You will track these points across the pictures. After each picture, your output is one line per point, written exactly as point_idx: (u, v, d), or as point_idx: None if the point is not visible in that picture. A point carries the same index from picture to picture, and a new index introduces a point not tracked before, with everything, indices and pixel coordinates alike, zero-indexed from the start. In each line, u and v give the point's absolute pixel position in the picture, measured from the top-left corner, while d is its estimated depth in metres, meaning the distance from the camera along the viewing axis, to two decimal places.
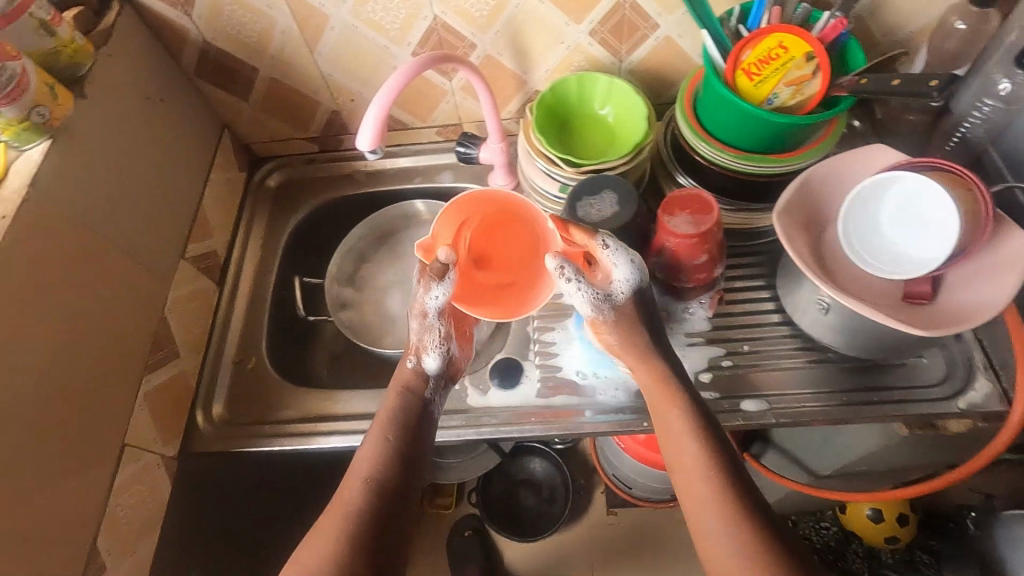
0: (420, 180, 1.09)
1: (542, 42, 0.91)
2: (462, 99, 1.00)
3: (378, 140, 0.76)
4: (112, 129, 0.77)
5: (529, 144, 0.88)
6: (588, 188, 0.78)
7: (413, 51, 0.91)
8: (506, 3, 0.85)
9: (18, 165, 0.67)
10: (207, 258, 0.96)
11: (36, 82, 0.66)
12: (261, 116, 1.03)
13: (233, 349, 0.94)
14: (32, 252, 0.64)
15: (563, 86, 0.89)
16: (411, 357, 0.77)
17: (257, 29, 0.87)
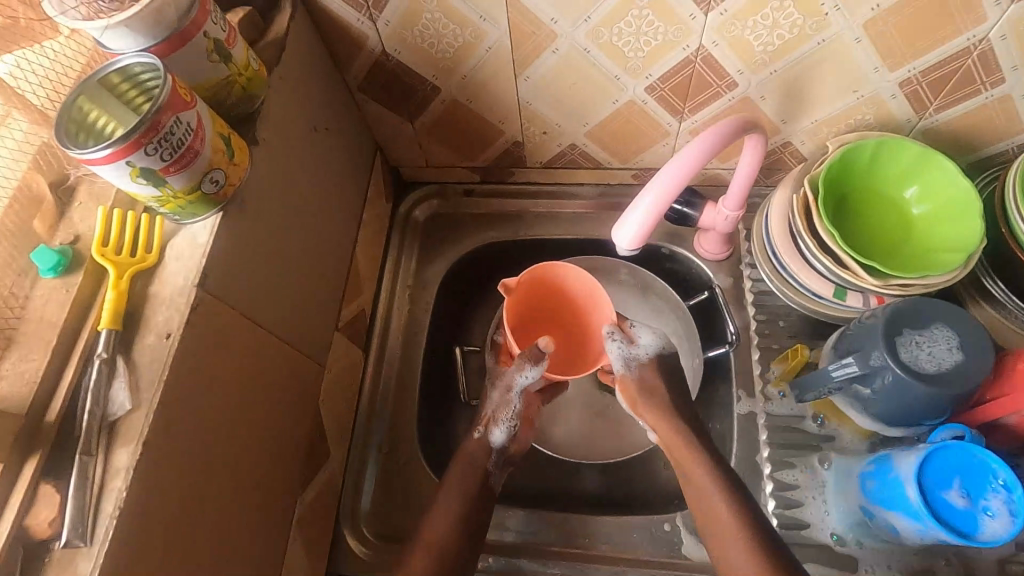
0: (602, 231, 0.89)
1: (827, 89, 0.67)
2: (685, 143, 0.78)
3: (642, 238, 0.55)
4: (280, 179, 0.58)
5: (806, 232, 0.66)
6: (911, 319, 0.58)
7: (649, 85, 0.69)
8: (807, 39, 0.61)
9: (177, 247, 0.48)
10: (356, 320, 0.78)
11: (212, 136, 0.47)
12: (423, 140, 0.82)
13: (381, 435, 0.77)
14: (199, 377, 0.47)
15: (853, 153, 0.66)
16: (480, 427, 0.74)
17: (456, 44, 0.66)
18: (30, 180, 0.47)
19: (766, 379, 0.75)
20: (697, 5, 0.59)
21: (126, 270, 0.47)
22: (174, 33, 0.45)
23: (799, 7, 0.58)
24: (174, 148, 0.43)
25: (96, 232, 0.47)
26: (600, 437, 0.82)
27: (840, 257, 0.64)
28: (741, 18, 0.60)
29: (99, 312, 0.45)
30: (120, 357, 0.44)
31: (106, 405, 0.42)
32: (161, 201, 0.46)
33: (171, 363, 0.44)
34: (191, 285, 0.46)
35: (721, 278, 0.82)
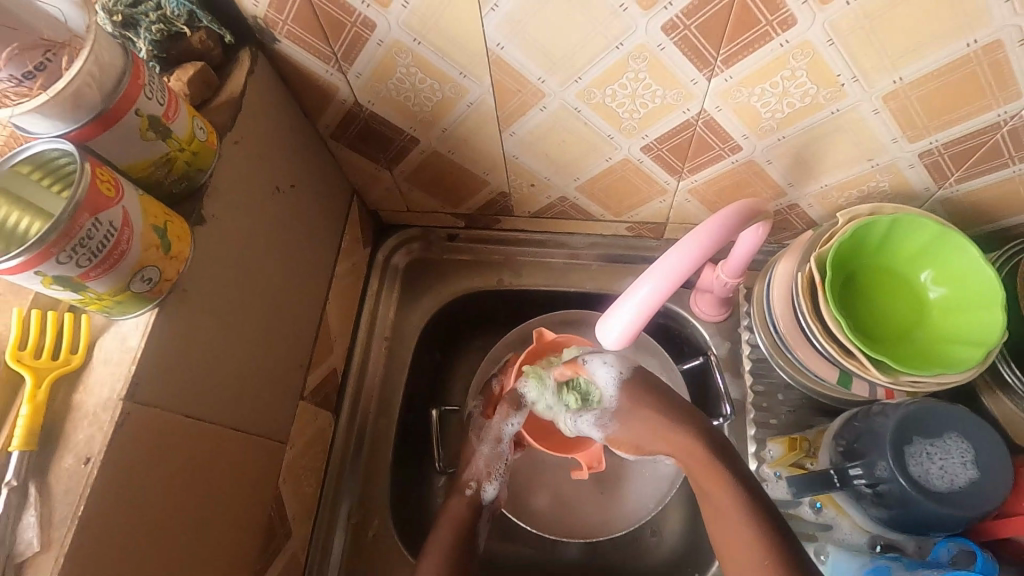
0: (594, 285, 0.83)
1: (840, 156, 0.61)
2: (684, 201, 0.72)
3: (625, 340, 0.54)
4: (234, 252, 0.53)
5: (810, 315, 0.61)
6: (922, 426, 0.53)
7: (645, 145, 0.63)
8: (820, 108, 0.55)
9: (106, 349, 0.43)
10: (326, 382, 0.73)
11: (143, 229, 0.41)
12: (403, 186, 0.77)
13: (350, 505, 0.72)
14: (127, 499, 0.41)
15: (862, 229, 0.61)
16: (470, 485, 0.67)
17: (436, 98, 0.60)
18: None
19: (761, 459, 0.70)
20: (699, 70, 0.53)
21: (47, 376, 0.42)
22: (95, 116, 0.39)
23: (813, 76, 0.52)
24: (94, 253, 0.38)
25: (11, 335, 0.41)
26: (583, 507, 0.77)
27: (846, 345, 0.59)
28: (747, 85, 0.54)
29: (12, 429, 0.40)
30: (33, 482, 0.39)
31: (13, 544, 0.37)
32: (85, 301, 0.41)
33: (89, 495, 0.39)
34: (118, 398, 0.41)
35: (716, 344, 0.76)
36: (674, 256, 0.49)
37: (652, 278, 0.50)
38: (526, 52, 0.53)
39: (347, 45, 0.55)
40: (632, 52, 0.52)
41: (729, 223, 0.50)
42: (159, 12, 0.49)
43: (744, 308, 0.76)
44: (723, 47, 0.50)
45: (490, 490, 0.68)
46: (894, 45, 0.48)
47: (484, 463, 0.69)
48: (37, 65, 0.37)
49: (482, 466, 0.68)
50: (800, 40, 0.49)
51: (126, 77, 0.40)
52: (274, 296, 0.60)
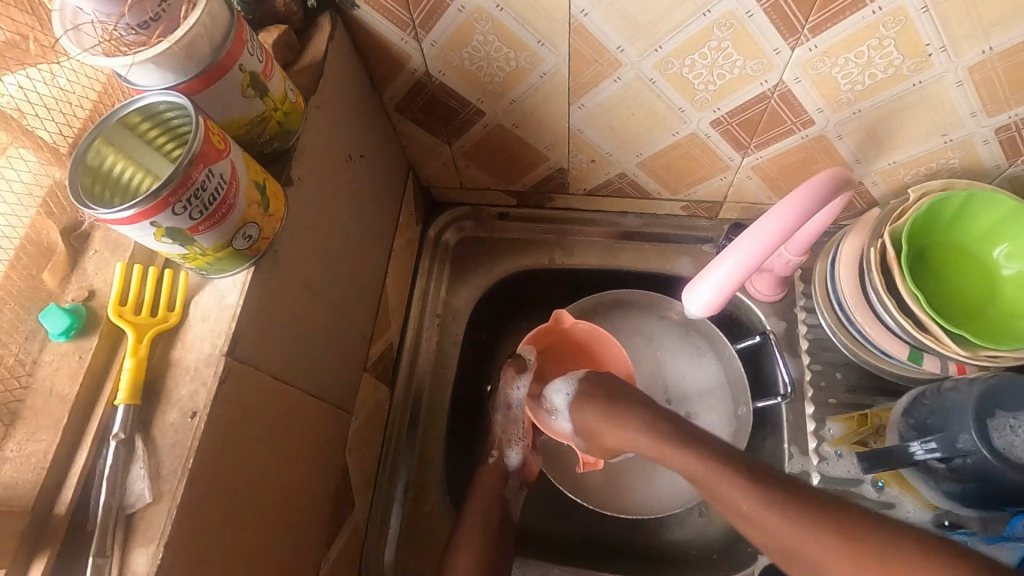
0: (646, 264, 0.83)
1: (914, 131, 0.61)
2: (745, 178, 0.72)
3: (715, 305, 0.59)
4: (313, 217, 0.52)
5: (883, 289, 0.60)
6: (1001, 400, 0.53)
7: (715, 118, 0.63)
8: (902, 79, 0.55)
9: (203, 306, 0.43)
10: (384, 356, 0.73)
11: (246, 184, 0.41)
12: (460, 161, 0.76)
13: (406, 479, 0.71)
14: (227, 456, 0.42)
15: (937, 204, 0.60)
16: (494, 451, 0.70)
17: (509, 68, 0.60)
18: (38, 227, 0.42)
19: (821, 438, 0.68)
20: (784, 39, 0.52)
21: (147, 332, 0.41)
22: (205, 68, 0.39)
23: (901, 46, 0.52)
24: (205, 205, 0.38)
25: (113, 290, 0.41)
26: (637, 486, 0.76)
27: (922, 320, 0.58)
28: (831, 55, 0.53)
29: (116, 384, 0.40)
30: (138, 436, 0.39)
31: (124, 495, 0.37)
32: (186, 257, 0.41)
33: (197, 449, 0.39)
34: (219, 353, 0.41)
35: (774, 324, 0.75)
36: (756, 234, 0.52)
37: (738, 252, 0.54)
38: (609, 19, 0.53)
39: (426, 12, 0.55)
40: (719, 19, 0.51)
41: (813, 199, 0.50)
42: None
43: (801, 288, 0.76)
44: (813, 15, 0.50)
45: (513, 456, 0.69)
46: (991, 12, 0.47)
47: (506, 430, 0.71)
48: (154, 15, 0.37)
49: (499, 433, 0.70)
50: (894, 7, 0.48)
51: (233, 31, 0.40)
52: (344, 265, 0.59)
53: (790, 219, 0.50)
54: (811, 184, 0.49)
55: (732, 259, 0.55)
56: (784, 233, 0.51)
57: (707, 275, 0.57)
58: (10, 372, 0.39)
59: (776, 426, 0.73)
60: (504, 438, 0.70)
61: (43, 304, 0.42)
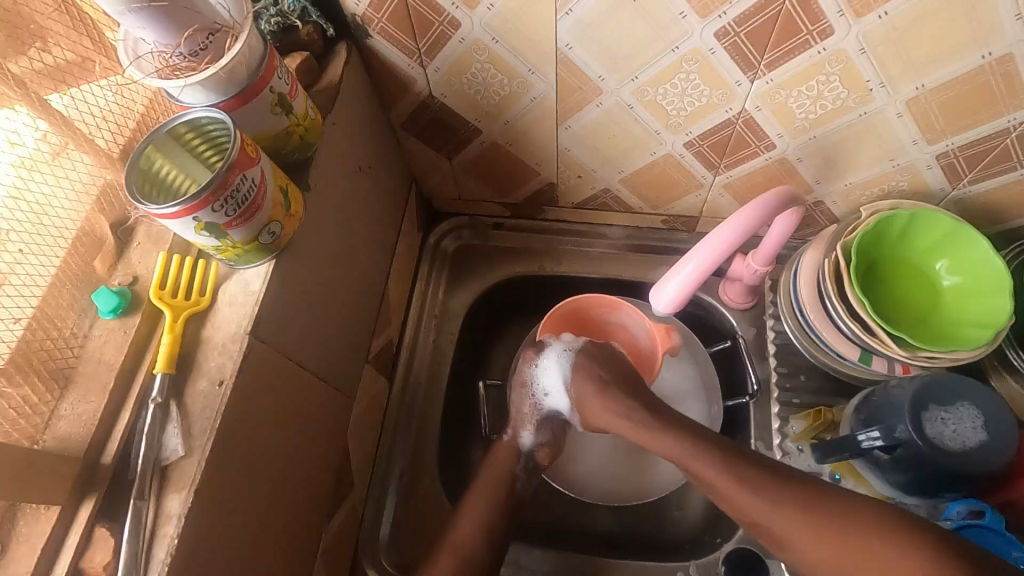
0: (629, 273, 0.90)
1: (865, 156, 0.68)
2: (718, 196, 0.79)
3: (677, 302, 0.65)
4: (326, 220, 0.59)
5: (836, 296, 0.67)
6: (936, 395, 0.59)
7: (688, 141, 0.70)
8: (850, 111, 0.62)
9: (230, 292, 0.50)
10: (384, 349, 0.79)
11: (273, 189, 0.48)
12: (459, 174, 0.84)
13: (402, 464, 0.77)
14: (247, 423, 0.48)
15: (884, 221, 0.67)
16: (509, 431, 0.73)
17: (503, 93, 0.68)
18: (92, 220, 0.49)
19: (785, 434, 0.74)
20: (744, 73, 0.60)
21: (182, 313, 0.48)
22: (243, 89, 0.46)
23: (846, 82, 0.59)
24: (238, 205, 0.45)
25: (154, 276, 0.48)
26: (616, 477, 0.81)
27: (869, 325, 0.65)
28: (786, 88, 0.61)
29: (155, 356, 0.47)
30: (173, 400, 0.46)
31: (159, 450, 0.44)
32: (219, 249, 0.47)
33: (223, 412, 0.45)
34: (244, 332, 0.48)
35: (744, 329, 0.82)
36: (712, 241, 0.59)
37: (696, 258, 0.60)
38: (590, 53, 0.60)
39: (431, 42, 0.62)
40: (686, 55, 0.59)
41: (763, 211, 0.56)
42: (278, 8, 0.58)
43: (770, 297, 0.82)
44: (767, 53, 0.57)
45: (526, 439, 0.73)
46: (920, 54, 0.55)
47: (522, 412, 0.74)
48: (202, 45, 0.44)
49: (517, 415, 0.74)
50: (836, 49, 0.55)
51: (266, 58, 0.47)
52: (350, 263, 0.66)
53: (744, 226, 0.56)
54: (763, 200, 0.56)
55: (694, 261, 0.61)
56: (736, 242, 0.58)
57: (671, 277, 0.64)
58: (65, 343, 0.45)
59: (744, 424, 0.79)
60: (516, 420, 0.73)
61: (92, 287, 0.48)
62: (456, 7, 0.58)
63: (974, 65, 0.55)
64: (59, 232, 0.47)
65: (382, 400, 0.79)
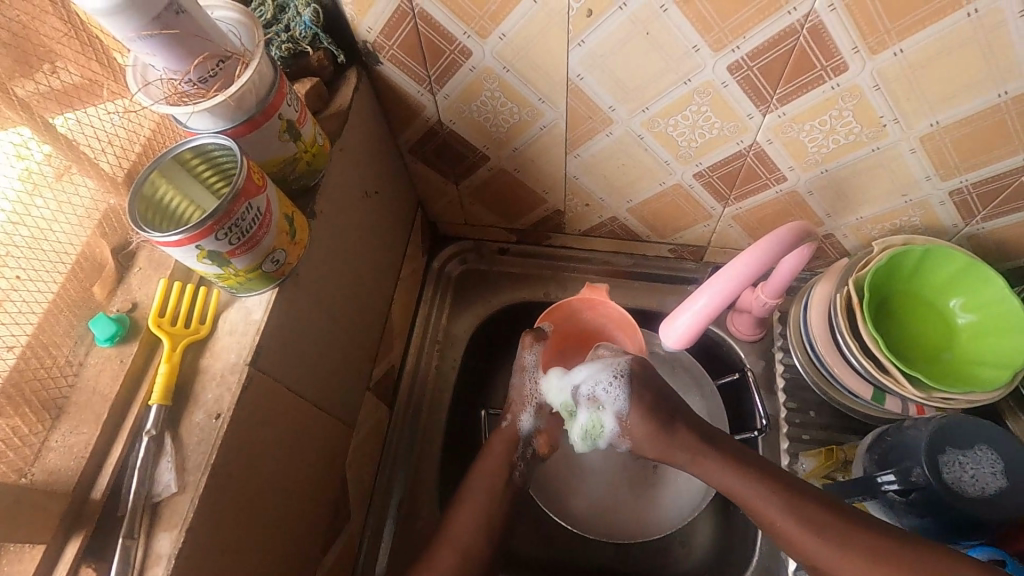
0: (635, 301, 0.88)
1: (877, 191, 0.67)
2: (727, 226, 0.78)
3: (686, 338, 0.64)
4: (330, 246, 0.58)
5: (848, 333, 0.66)
6: (952, 437, 0.58)
7: (698, 171, 0.70)
8: (862, 145, 0.61)
9: (231, 320, 0.48)
10: (385, 375, 0.77)
11: (278, 217, 0.47)
12: (465, 200, 0.83)
13: (401, 494, 0.75)
14: (243, 457, 0.46)
15: (897, 257, 0.66)
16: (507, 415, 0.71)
17: (513, 120, 0.67)
18: (93, 244, 0.48)
19: (794, 471, 0.73)
20: (756, 106, 0.59)
21: (180, 342, 0.47)
22: (251, 116, 0.46)
23: (859, 117, 0.58)
24: (242, 233, 0.44)
25: (153, 303, 0.47)
26: (620, 511, 0.79)
27: (883, 363, 0.64)
28: (798, 122, 0.60)
29: (151, 386, 0.45)
30: (167, 433, 0.44)
31: (151, 485, 0.42)
32: (221, 277, 0.46)
33: (219, 446, 0.44)
34: (244, 362, 0.46)
35: (753, 361, 0.80)
36: (726, 273, 0.58)
37: (709, 290, 0.59)
38: (601, 83, 0.60)
39: (442, 70, 0.62)
40: (698, 87, 0.58)
41: (777, 246, 0.55)
42: (289, 34, 0.58)
43: (779, 330, 0.81)
44: (780, 87, 0.57)
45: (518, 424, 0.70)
46: (935, 91, 0.54)
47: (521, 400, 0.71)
48: (212, 72, 0.44)
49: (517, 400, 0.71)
50: (850, 84, 0.55)
51: (276, 86, 0.46)
52: (353, 289, 0.65)
53: (760, 260, 0.55)
54: (776, 234, 0.56)
55: (706, 294, 0.60)
56: (751, 275, 0.57)
57: (682, 309, 0.62)
58: (60, 372, 0.44)
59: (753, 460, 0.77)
60: (515, 403, 0.71)
61: (90, 313, 0.47)
62: (467, 36, 0.58)
63: (987, 104, 0.54)
64: (58, 257, 0.46)
65: (382, 428, 0.77)
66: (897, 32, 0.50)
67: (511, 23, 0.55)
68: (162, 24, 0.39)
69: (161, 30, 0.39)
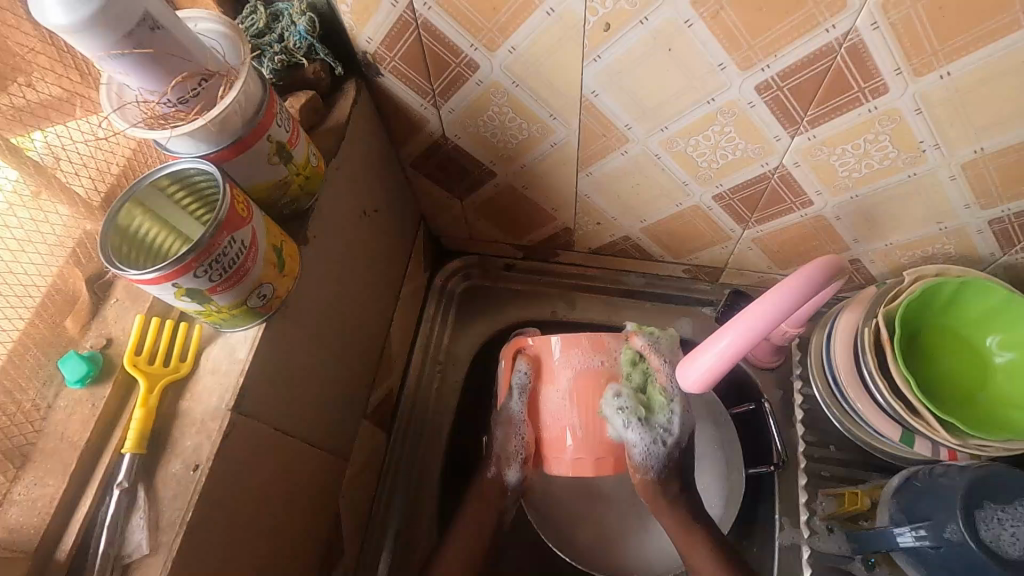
0: (649, 323, 0.84)
1: (910, 219, 0.62)
2: (746, 249, 0.74)
3: (701, 386, 0.58)
4: (325, 270, 0.54)
5: (876, 370, 0.62)
6: (991, 491, 0.53)
7: (717, 194, 0.65)
8: (898, 170, 0.57)
9: (214, 359, 0.45)
10: (383, 400, 0.74)
11: (265, 249, 0.43)
12: (470, 215, 0.79)
13: (397, 526, 0.71)
14: (224, 510, 0.43)
15: (930, 288, 0.62)
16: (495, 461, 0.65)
17: (521, 137, 0.63)
18: (66, 275, 0.44)
19: (812, 510, 0.68)
20: (785, 128, 0.55)
21: (158, 382, 0.43)
22: (237, 138, 0.42)
23: (896, 142, 0.54)
24: (225, 269, 0.40)
25: (129, 340, 0.43)
26: (626, 544, 0.75)
27: (913, 404, 0.60)
28: (830, 145, 0.56)
29: (125, 432, 0.42)
30: (141, 485, 0.41)
31: (121, 545, 0.38)
32: (202, 314, 0.42)
33: (196, 502, 0.40)
34: (226, 408, 0.43)
35: (771, 391, 0.76)
36: (754, 312, 0.53)
37: (733, 330, 0.54)
38: (618, 100, 0.56)
39: (446, 83, 0.58)
40: (722, 107, 0.54)
41: (796, 293, 0.51)
42: (283, 45, 0.53)
43: (798, 357, 0.76)
44: (812, 108, 0.52)
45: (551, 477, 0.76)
46: (982, 117, 0.49)
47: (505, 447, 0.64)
48: (194, 92, 0.40)
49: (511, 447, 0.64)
50: (888, 107, 0.50)
51: (265, 105, 0.43)
52: (348, 312, 0.61)
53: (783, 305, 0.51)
54: (806, 270, 0.52)
55: (730, 336, 0.55)
56: (781, 316, 0.52)
57: (702, 350, 0.57)
58: (26, 416, 0.41)
59: (769, 495, 0.73)
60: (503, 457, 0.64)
61: (62, 351, 0.44)
62: (474, 48, 0.53)
63: None
64: (26, 289, 0.43)
65: (379, 454, 0.73)
66: (946, 54, 0.45)
67: (522, 36, 0.51)
68: (136, 41, 0.35)
69: (135, 49, 0.35)
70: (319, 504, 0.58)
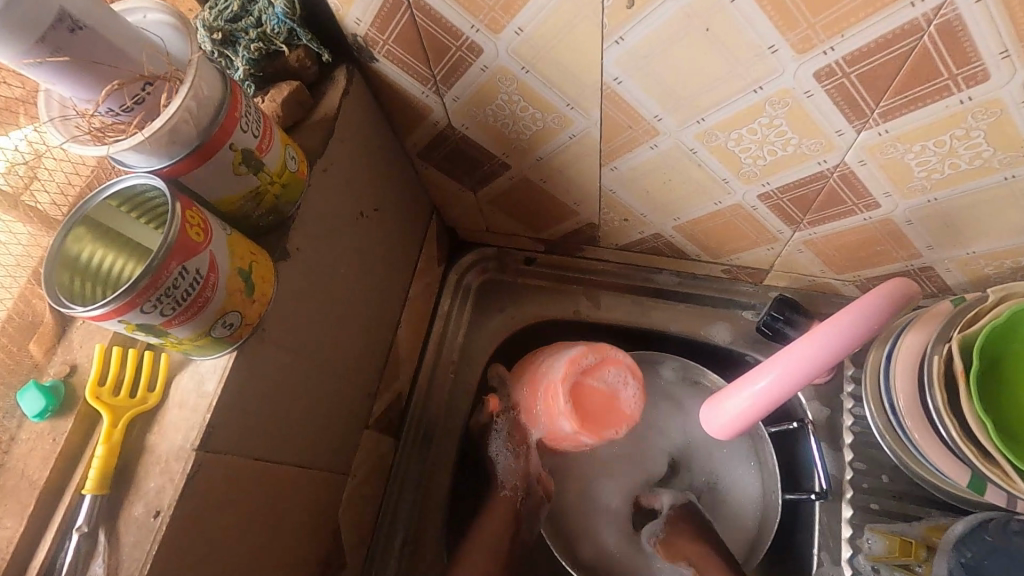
0: (681, 326, 0.76)
1: (1000, 227, 0.52)
2: (795, 251, 0.64)
3: (732, 428, 0.54)
4: (311, 282, 0.49)
5: (944, 406, 0.53)
6: None
7: (764, 192, 0.56)
8: (991, 172, 0.46)
9: (181, 390, 0.41)
10: (389, 406, 0.70)
11: (227, 272, 0.39)
12: (485, 207, 0.73)
13: (403, 536, 0.68)
14: (191, 554, 0.40)
15: (1022, 311, 0.52)
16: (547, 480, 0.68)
17: (535, 128, 0.56)
18: (28, 297, 0.42)
19: (856, 548, 0.62)
20: (850, 121, 0.45)
21: (123, 416, 0.40)
22: (193, 150, 0.37)
23: (993, 139, 0.43)
24: (179, 301, 0.35)
25: (91, 371, 0.40)
26: None
27: (987, 449, 0.51)
28: (906, 141, 0.46)
29: (86, 470, 0.39)
30: (103, 528, 0.38)
31: None
32: (163, 344, 0.38)
33: (157, 552, 0.37)
34: (190, 447, 0.39)
35: (817, 411, 0.68)
36: (797, 348, 0.47)
37: (772, 369, 0.49)
38: (644, 88, 0.47)
39: (447, 69, 0.51)
40: (771, 97, 0.45)
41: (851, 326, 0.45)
42: (260, 31, 0.48)
43: (850, 373, 0.67)
44: (885, 99, 0.43)
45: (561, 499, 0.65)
46: None
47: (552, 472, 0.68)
48: (136, 98, 0.35)
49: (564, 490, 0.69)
50: (988, 98, 0.40)
51: (224, 109, 0.37)
52: (343, 322, 0.56)
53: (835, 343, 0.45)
54: (865, 298, 0.45)
55: (767, 375, 0.50)
56: (829, 352, 0.46)
57: (735, 389, 0.52)
58: None
59: (807, 525, 0.66)
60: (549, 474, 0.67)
61: (26, 378, 0.41)
62: (475, 30, 0.46)
63: None
64: None
65: (385, 460, 0.70)
66: None
67: (530, 14, 0.43)
68: (52, 46, 0.31)
69: (52, 55, 0.31)
70: (312, 523, 0.55)
